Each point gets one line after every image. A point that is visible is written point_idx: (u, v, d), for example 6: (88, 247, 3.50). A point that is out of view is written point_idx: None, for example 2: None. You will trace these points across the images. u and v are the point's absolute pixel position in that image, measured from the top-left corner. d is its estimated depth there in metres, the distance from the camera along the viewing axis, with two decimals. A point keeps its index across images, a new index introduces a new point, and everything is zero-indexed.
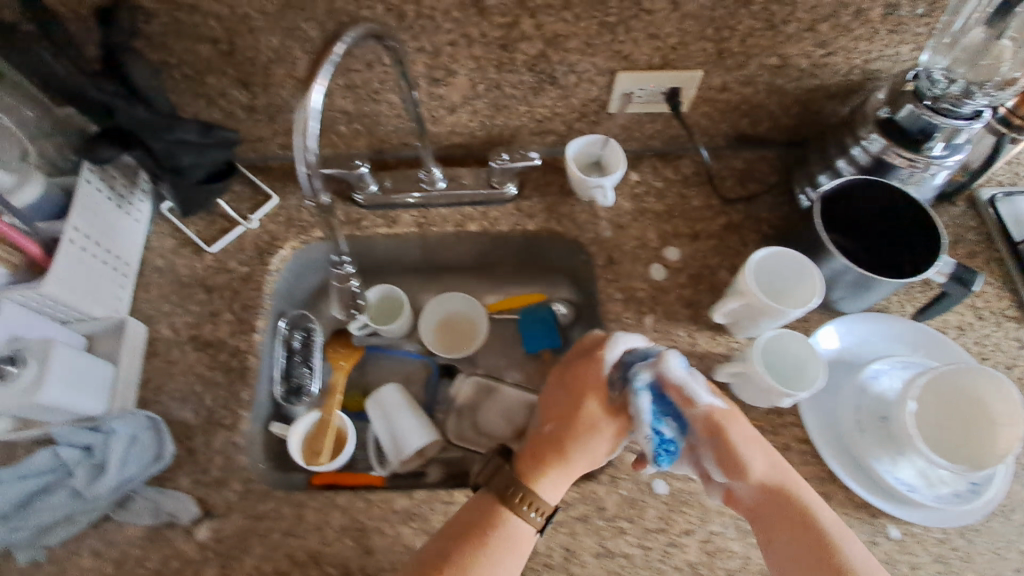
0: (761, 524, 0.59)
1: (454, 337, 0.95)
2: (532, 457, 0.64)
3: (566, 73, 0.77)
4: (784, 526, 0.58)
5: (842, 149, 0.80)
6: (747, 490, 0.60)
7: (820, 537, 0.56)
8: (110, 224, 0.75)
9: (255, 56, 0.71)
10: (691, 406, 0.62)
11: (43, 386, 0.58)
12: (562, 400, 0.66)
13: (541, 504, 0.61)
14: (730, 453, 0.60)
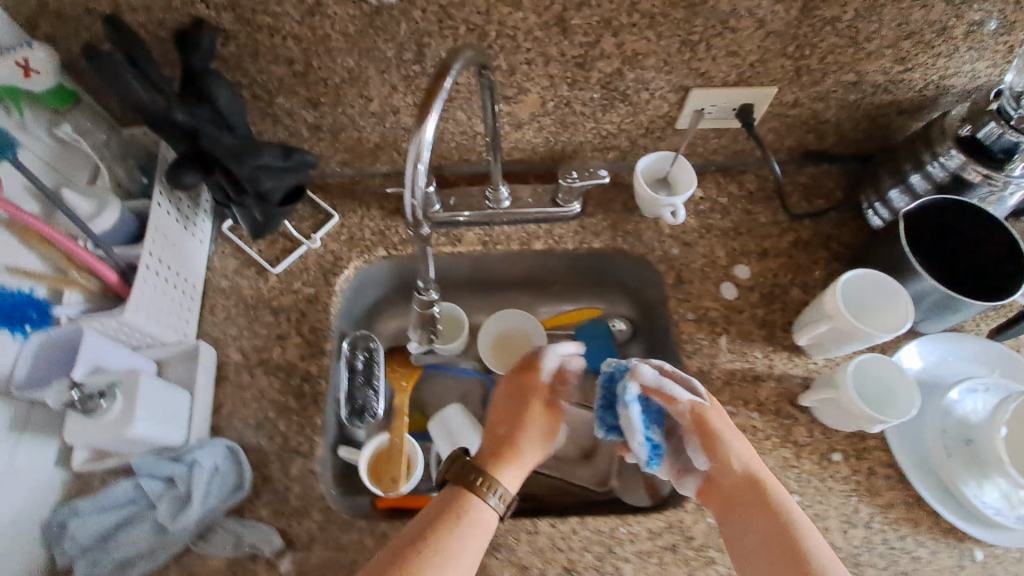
0: (737, 516, 0.59)
1: (512, 352, 0.92)
2: (488, 452, 0.66)
3: (639, 91, 0.76)
4: (759, 519, 0.57)
5: (916, 164, 0.78)
6: (727, 478, 0.61)
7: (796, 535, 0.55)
8: (179, 246, 0.73)
9: (329, 77, 0.70)
10: (675, 407, 0.62)
11: (133, 421, 0.58)
12: (508, 404, 0.70)
13: (503, 490, 0.62)
14: (713, 447, 0.61)
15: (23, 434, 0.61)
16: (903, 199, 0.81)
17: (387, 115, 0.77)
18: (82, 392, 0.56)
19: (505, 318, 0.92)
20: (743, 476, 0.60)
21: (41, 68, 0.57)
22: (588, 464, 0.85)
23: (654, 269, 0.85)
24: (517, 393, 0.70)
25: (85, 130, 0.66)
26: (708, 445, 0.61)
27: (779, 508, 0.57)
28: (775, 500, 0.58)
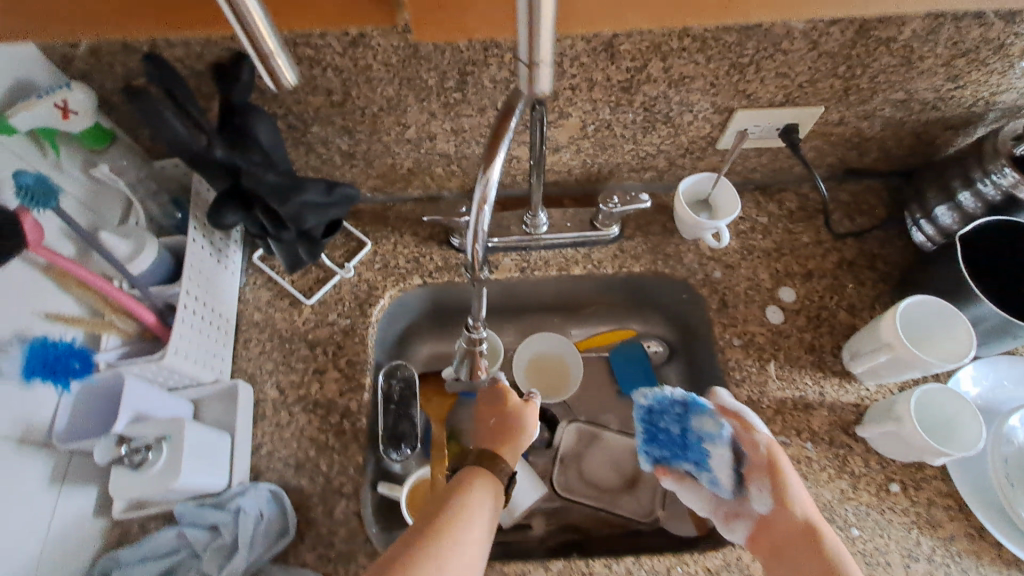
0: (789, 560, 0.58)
1: (550, 378, 0.89)
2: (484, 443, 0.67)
3: (683, 113, 0.74)
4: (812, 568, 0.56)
5: (965, 181, 0.75)
6: (786, 521, 0.59)
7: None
8: (213, 280, 0.72)
9: (367, 106, 0.69)
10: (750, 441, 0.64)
11: (180, 471, 0.56)
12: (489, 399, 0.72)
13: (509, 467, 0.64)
14: (778, 488, 0.61)
15: (66, 483, 0.59)
16: (951, 216, 0.78)
17: (423, 141, 0.75)
18: (131, 445, 0.56)
19: (541, 342, 0.90)
20: (802, 523, 0.58)
21: (80, 109, 0.56)
22: (631, 494, 0.84)
23: (696, 293, 0.82)
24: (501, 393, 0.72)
25: (121, 168, 0.66)
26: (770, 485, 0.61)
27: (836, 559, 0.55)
28: (829, 551, 0.56)
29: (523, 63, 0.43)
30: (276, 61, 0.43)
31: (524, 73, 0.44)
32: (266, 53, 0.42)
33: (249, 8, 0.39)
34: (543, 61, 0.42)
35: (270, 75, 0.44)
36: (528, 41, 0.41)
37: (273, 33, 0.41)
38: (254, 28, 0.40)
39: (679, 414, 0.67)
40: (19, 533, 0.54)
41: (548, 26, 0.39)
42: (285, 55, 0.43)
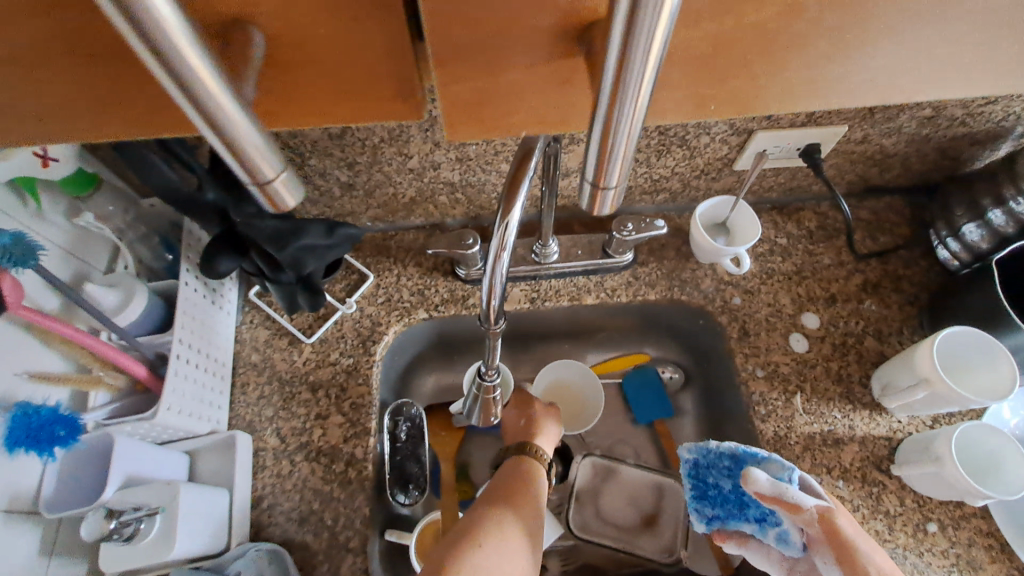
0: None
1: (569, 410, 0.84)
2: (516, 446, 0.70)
3: (699, 136, 0.70)
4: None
5: (996, 199, 0.72)
6: None
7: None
8: (208, 323, 0.68)
9: (366, 137, 0.65)
10: (800, 512, 0.56)
11: (176, 541, 0.53)
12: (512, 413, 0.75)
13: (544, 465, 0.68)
14: (849, 564, 0.53)
15: (54, 557, 0.54)
16: (979, 232, 0.74)
17: (426, 170, 0.72)
18: (121, 518, 0.51)
19: (561, 371, 0.85)
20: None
21: (60, 155, 0.53)
22: (651, 533, 0.80)
23: (714, 321, 0.79)
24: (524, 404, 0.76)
25: (107, 214, 0.62)
26: (839, 554, 0.54)
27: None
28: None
29: (588, 184, 0.35)
30: (275, 184, 0.31)
31: (586, 192, 0.36)
32: (263, 177, 0.30)
33: (234, 123, 0.27)
34: (614, 184, 0.34)
35: (264, 199, 0.32)
36: (595, 161, 0.33)
37: (273, 151, 0.30)
38: (241, 145, 0.28)
39: (727, 468, 0.64)
40: None
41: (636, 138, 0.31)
42: (287, 172, 0.31)
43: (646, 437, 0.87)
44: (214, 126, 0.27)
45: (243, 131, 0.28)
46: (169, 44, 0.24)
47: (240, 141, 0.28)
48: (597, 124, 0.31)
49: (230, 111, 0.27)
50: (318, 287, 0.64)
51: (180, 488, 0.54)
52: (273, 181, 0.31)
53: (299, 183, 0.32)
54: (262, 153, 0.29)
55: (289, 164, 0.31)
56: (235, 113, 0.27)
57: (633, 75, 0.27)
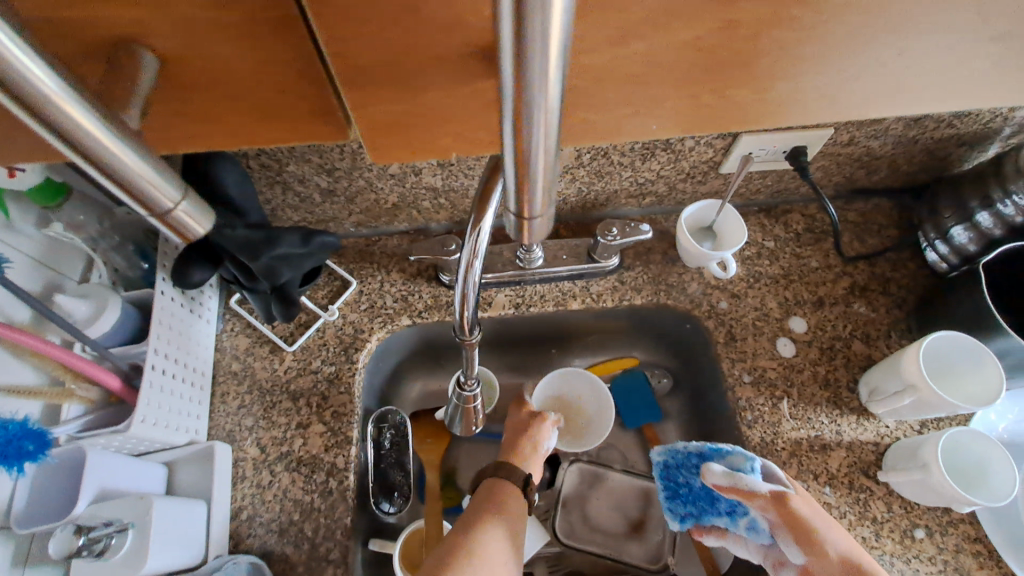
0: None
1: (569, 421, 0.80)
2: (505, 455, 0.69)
3: (684, 139, 0.69)
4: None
5: (984, 201, 0.71)
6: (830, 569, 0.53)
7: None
8: (186, 332, 0.67)
9: (344, 143, 0.64)
10: (754, 498, 0.57)
11: (147, 556, 0.52)
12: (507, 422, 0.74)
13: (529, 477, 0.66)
14: (806, 538, 0.54)
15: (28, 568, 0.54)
16: (967, 235, 0.74)
17: (407, 175, 0.71)
18: (89, 535, 0.49)
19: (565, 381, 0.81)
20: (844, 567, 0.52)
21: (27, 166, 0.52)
22: (638, 539, 0.79)
23: (700, 325, 0.78)
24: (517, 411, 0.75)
25: (78, 223, 0.60)
26: (800, 536, 0.54)
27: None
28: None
29: (514, 215, 0.38)
30: (179, 214, 0.35)
31: (512, 222, 0.39)
32: (165, 209, 0.35)
33: (127, 170, 0.31)
34: (540, 214, 0.37)
35: (171, 228, 0.37)
36: (516, 186, 0.34)
37: (170, 184, 0.34)
38: (138, 186, 0.32)
39: (696, 466, 0.64)
40: None
41: (551, 160, 0.32)
42: (188, 204, 0.35)
43: (635, 442, 0.86)
44: (109, 177, 0.31)
45: (138, 174, 0.32)
46: (52, 108, 0.27)
47: (137, 181, 0.32)
48: (507, 129, 0.30)
49: (121, 159, 0.31)
50: (299, 295, 0.64)
51: (152, 501, 0.53)
52: (173, 211, 0.35)
53: (205, 213, 0.37)
54: (158, 188, 0.33)
55: (189, 195, 0.36)
56: (126, 158, 0.31)
57: (529, 118, 0.28)
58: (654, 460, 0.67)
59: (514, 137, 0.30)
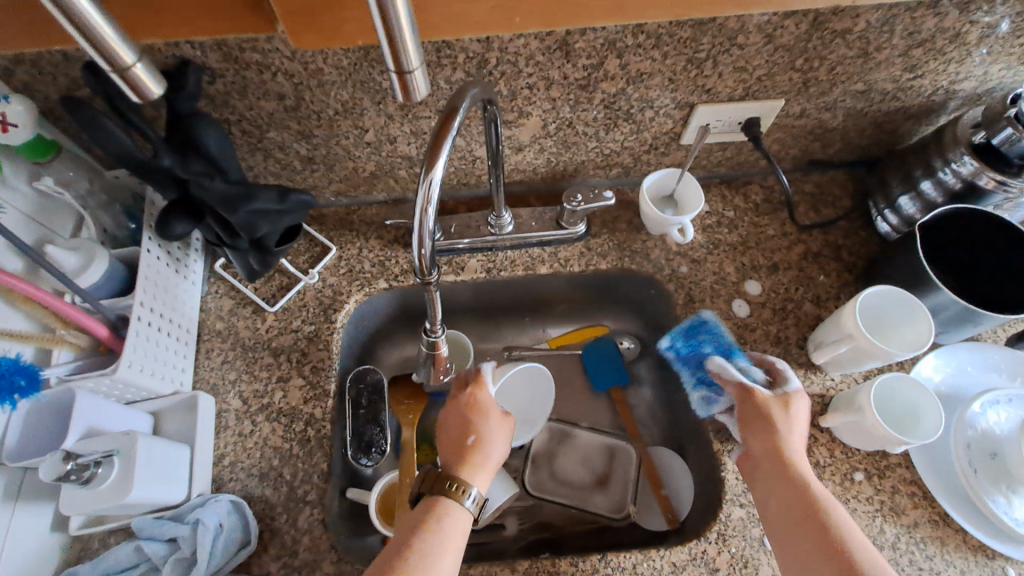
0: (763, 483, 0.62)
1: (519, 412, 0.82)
2: (451, 453, 0.66)
3: (643, 109, 0.73)
4: (789, 496, 0.59)
5: (927, 170, 0.75)
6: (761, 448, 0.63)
7: (821, 515, 0.57)
8: (172, 291, 0.70)
9: (322, 109, 0.68)
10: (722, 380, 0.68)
11: (132, 484, 0.56)
12: (453, 415, 0.69)
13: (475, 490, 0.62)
14: (753, 422, 0.65)
15: (20, 501, 0.59)
16: (913, 204, 0.78)
17: (383, 144, 0.75)
18: (77, 462, 0.53)
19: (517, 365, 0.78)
20: (778, 453, 0.62)
21: (19, 121, 0.56)
22: (603, 492, 0.83)
23: (662, 289, 0.82)
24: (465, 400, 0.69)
25: (68, 180, 0.65)
26: (756, 417, 0.65)
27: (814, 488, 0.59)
28: (802, 479, 0.60)
29: (394, 73, 0.42)
30: (135, 72, 0.42)
31: (396, 82, 0.43)
32: (123, 65, 0.41)
33: (93, 24, 0.37)
34: (414, 67, 0.42)
35: (130, 89, 0.43)
36: (391, 54, 0.40)
37: (127, 44, 0.40)
38: (106, 44, 0.39)
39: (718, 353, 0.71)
40: None
41: (409, 36, 0.39)
42: (142, 64, 0.42)
43: (604, 403, 0.90)
44: (88, 36, 0.38)
45: (104, 33, 0.38)
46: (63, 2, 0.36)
47: (105, 39, 0.38)
48: (375, 17, 0.38)
49: (85, 12, 0.37)
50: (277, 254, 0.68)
51: (137, 437, 0.57)
52: (131, 69, 0.41)
53: (155, 77, 0.43)
54: (119, 46, 0.39)
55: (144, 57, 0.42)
56: (100, 23, 0.38)
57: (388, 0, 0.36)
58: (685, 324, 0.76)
59: (383, 22, 0.38)
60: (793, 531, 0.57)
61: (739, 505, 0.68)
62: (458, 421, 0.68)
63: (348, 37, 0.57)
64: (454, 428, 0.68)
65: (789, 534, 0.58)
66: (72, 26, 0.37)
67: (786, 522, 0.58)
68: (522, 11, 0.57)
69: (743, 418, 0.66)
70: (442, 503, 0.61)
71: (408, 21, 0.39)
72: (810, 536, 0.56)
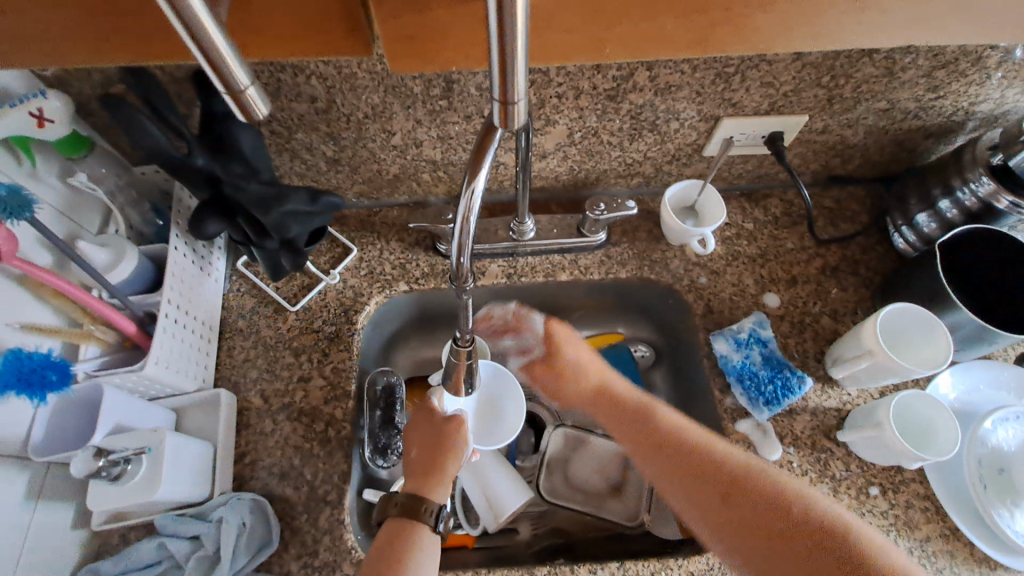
0: (700, 527, 0.65)
1: (487, 423, 0.77)
2: (414, 473, 0.67)
3: (669, 121, 0.74)
4: (770, 517, 0.61)
5: (945, 189, 0.76)
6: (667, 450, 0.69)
7: (802, 514, 0.60)
8: (197, 288, 0.71)
9: (351, 112, 0.69)
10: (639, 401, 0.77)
11: (160, 481, 0.56)
12: (415, 433, 0.71)
13: (439, 508, 0.63)
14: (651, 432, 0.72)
15: (42, 497, 0.59)
16: (931, 222, 0.79)
17: (409, 147, 0.75)
18: (108, 458, 0.54)
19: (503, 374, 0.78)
20: (725, 465, 0.65)
21: (56, 117, 0.56)
22: (618, 498, 0.83)
23: (681, 299, 0.83)
24: (422, 421, 0.72)
25: (99, 175, 0.65)
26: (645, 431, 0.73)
27: (724, 471, 0.65)
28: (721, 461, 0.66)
29: (497, 102, 0.41)
30: (247, 94, 0.36)
31: (496, 109, 0.42)
32: (237, 86, 0.36)
33: (211, 37, 0.32)
34: (518, 101, 0.41)
35: (238, 108, 0.38)
36: (500, 83, 0.39)
37: (242, 63, 0.35)
38: (222, 63, 0.34)
39: (745, 377, 0.75)
40: None
41: (522, 61, 0.37)
42: (256, 86, 0.36)
43: None
44: (200, 48, 0.33)
45: (221, 52, 0.33)
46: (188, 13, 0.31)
47: (219, 57, 0.33)
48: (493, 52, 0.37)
49: (209, 28, 0.32)
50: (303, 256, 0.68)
51: (166, 434, 0.57)
52: (244, 91, 0.36)
53: (267, 97, 0.38)
54: (233, 64, 0.34)
55: (259, 79, 0.37)
56: (221, 46, 0.33)
57: (508, 25, 0.34)
58: (812, 382, 0.75)
59: (499, 55, 0.36)
60: (784, 553, 0.59)
61: None
62: (415, 442, 0.70)
63: (442, 62, 0.54)
64: (414, 446, 0.70)
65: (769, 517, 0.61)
66: (190, 38, 0.32)
67: (769, 548, 0.60)
68: (614, 43, 0.55)
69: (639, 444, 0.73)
70: (403, 524, 0.61)
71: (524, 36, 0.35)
72: (802, 529, 0.59)
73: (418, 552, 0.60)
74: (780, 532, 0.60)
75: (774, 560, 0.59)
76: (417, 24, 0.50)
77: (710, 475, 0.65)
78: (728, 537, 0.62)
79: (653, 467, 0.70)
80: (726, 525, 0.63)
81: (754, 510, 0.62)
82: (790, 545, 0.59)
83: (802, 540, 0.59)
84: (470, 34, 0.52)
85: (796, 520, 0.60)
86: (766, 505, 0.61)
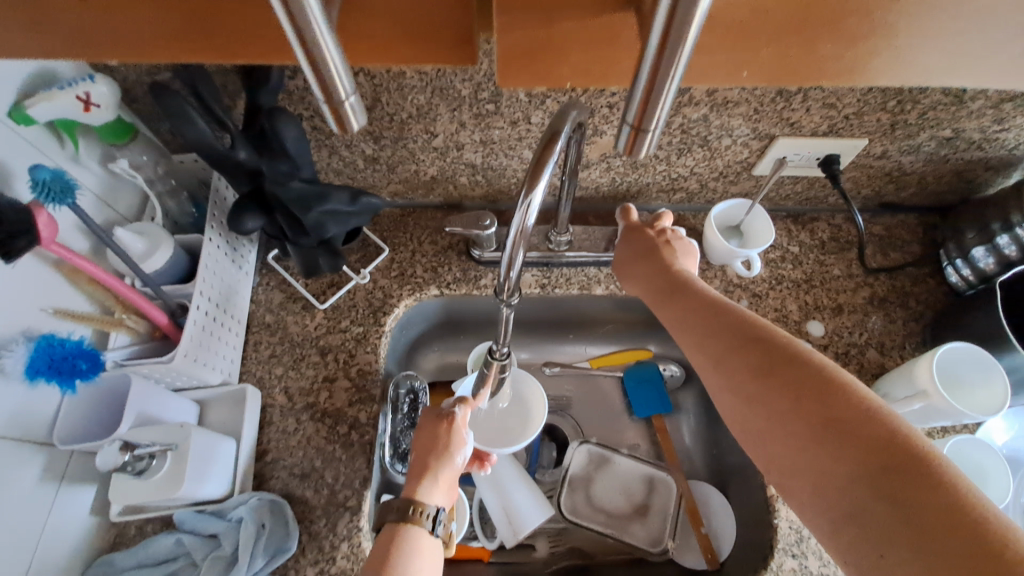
0: (760, 388, 0.47)
1: (501, 425, 0.73)
2: (412, 475, 0.60)
3: (721, 137, 0.71)
4: (842, 434, 0.42)
5: (1005, 224, 0.72)
6: (708, 295, 0.56)
7: (882, 432, 0.41)
8: (228, 282, 0.69)
9: (396, 112, 0.67)
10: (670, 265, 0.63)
11: (184, 479, 0.56)
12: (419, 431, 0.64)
13: (435, 510, 0.57)
14: (695, 301, 0.56)
15: (63, 483, 0.58)
16: (988, 257, 0.75)
17: (449, 149, 0.73)
18: (133, 453, 0.54)
19: (527, 381, 0.76)
20: (792, 354, 0.47)
21: (102, 102, 0.55)
22: (641, 523, 0.80)
23: None
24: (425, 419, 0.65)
25: (139, 163, 0.65)
26: (686, 293, 0.58)
27: (806, 366, 0.46)
28: (786, 343, 0.48)
29: (628, 127, 0.37)
30: (346, 107, 0.36)
31: (624, 138, 0.39)
32: (337, 97, 0.35)
33: (319, 41, 0.31)
34: (652, 129, 0.37)
35: (334, 120, 0.37)
36: (640, 106, 0.36)
37: (347, 76, 0.34)
38: (326, 73, 0.33)
39: None
40: (9, 540, 0.52)
41: (666, 104, 0.35)
42: (356, 97, 0.35)
43: (643, 430, 0.88)
44: (307, 50, 0.31)
45: (328, 61, 0.32)
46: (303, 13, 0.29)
47: (328, 68, 0.33)
48: (638, 87, 0.35)
49: (322, 38, 0.31)
50: (323, 254, 0.68)
51: (191, 430, 0.57)
52: (343, 103, 0.35)
53: (364, 111, 0.37)
54: (338, 78, 0.33)
55: (358, 92, 0.36)
56: (331, 52, 0.32)
57: (667, 62, 0.31)
58: None
59: (648, 84, 0.34)
60: (869, 500, 0.39)
61: (789, 554, 0.66)
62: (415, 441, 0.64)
63: (559, 78, 0.48)
64: (417, 442, 0.63)
65: (842, 438, 0.42)
66: (302, 47, 0.31)
67: (861, 503, 0.40)
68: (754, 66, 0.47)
69: (656, 297, 0.61)
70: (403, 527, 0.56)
71: (671, 92, 0.34)
72: (891, 458, 0.40)
73: (418, 559, 0.54)
74: (855, 458, 0.41)
75: (847, 490, 0.41)
76: (535, 32, 0.46)
77: (790, 373, 0.46)
78: (817, 448, 0.43)
79: (715, 364, 0.51)
80: (821, 432, 0.43)
81: (844, 410, 0.43)
82: (864, 479, 0.40)
83: (910, 477, 0.39)
84: (591, 50, 0.47)
85: (880, 444, 0.41)
86: (866, 430, 0.42)
